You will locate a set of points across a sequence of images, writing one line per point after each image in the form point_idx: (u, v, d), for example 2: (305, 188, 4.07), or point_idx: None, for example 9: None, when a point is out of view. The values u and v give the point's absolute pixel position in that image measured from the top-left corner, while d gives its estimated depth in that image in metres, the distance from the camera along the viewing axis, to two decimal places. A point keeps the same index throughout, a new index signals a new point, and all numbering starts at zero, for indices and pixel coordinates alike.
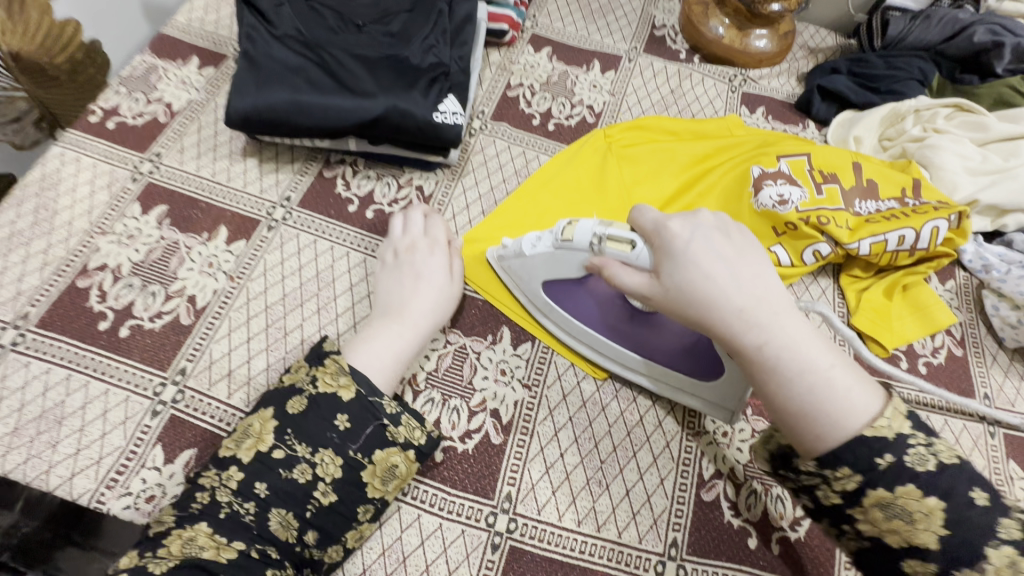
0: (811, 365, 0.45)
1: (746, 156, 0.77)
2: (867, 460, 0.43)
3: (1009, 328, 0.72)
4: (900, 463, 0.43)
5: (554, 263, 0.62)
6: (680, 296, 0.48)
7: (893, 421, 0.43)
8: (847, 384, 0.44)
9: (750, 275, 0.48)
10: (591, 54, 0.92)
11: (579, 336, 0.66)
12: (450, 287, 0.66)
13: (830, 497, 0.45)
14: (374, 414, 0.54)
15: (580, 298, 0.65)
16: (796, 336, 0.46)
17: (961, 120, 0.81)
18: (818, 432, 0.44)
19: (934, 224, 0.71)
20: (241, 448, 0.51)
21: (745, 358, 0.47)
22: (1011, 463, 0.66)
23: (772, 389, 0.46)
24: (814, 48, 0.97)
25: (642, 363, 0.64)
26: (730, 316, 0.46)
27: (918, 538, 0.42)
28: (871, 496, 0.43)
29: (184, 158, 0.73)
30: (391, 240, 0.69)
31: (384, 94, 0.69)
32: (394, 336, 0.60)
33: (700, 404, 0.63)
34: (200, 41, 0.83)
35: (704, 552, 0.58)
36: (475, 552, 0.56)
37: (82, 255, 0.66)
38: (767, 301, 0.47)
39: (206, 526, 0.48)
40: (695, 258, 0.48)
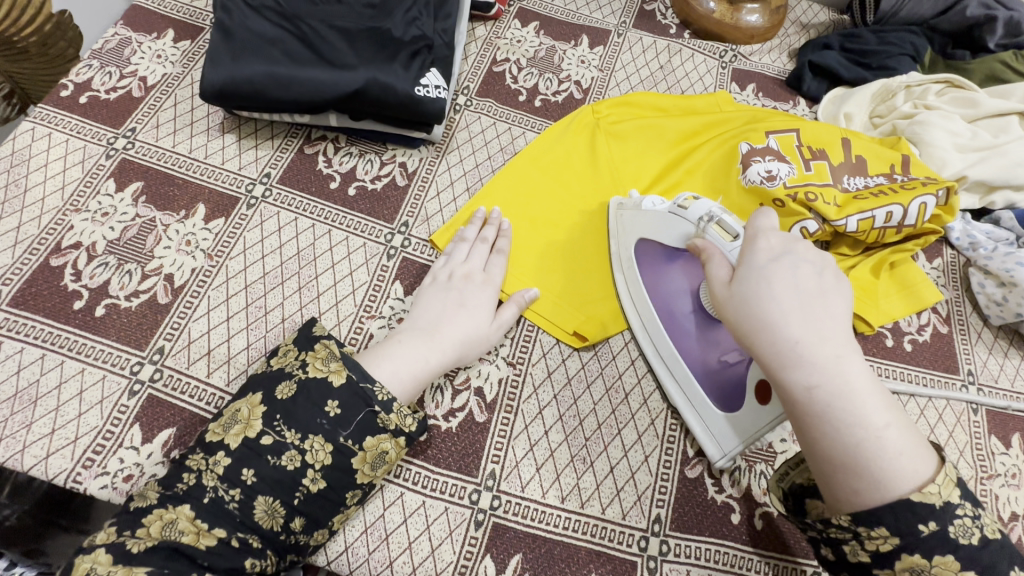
0: (867, 422, 0.42)
1: (735, 132, 0.75)
2: (910, 526, 0.42)
3: (994, 305, 0.72)
4: (943, 532, 0.42)
5: (659, 225, 0.64)
6: (742, 312, 0.47)
7: (943, 489, 0.42)
8: (898, 449, 0.42)
9: (823, 312, 0.45)
10: (579, 29, 0.90)
11: (636, 304, 0.67)
12: (489, 325, 0.63)
13: (858, 555, 0.45)
14: (365, 400, 0.52)
15: (665, 275, 0.66)
16: (855, 388, 0.43)
17: (952, 96, 0.80)
18: (857, 487, 0.43)
19: (922, 200, 0.70)
20: (228, 433, 0.50)
21: (790, 396, 0.44)
22: (992, 438, 0.67)
23: (814, 434, 0.44)
24: (807, 23, 0.95)
25: (675, 359, 0.63)
26: (786, 349, 0.44)
27: None
28: (905, 562, 0.43)
29: (160, 134, 0.71)
30: (450, 260, 0.66)
31: (365, 66, 0.67)
32: (418, 357, 0.57)
33: (698, 429, 0.61)
34: (176, 14, 0.80)
35: (687, 528, 0.58)
36: (459, 529, 0.56)
37: (56, 233, 0.64)
38: (832, 345, 0.44)
39: (189, 509, 0.47)
40: (772, 282, 0.47)
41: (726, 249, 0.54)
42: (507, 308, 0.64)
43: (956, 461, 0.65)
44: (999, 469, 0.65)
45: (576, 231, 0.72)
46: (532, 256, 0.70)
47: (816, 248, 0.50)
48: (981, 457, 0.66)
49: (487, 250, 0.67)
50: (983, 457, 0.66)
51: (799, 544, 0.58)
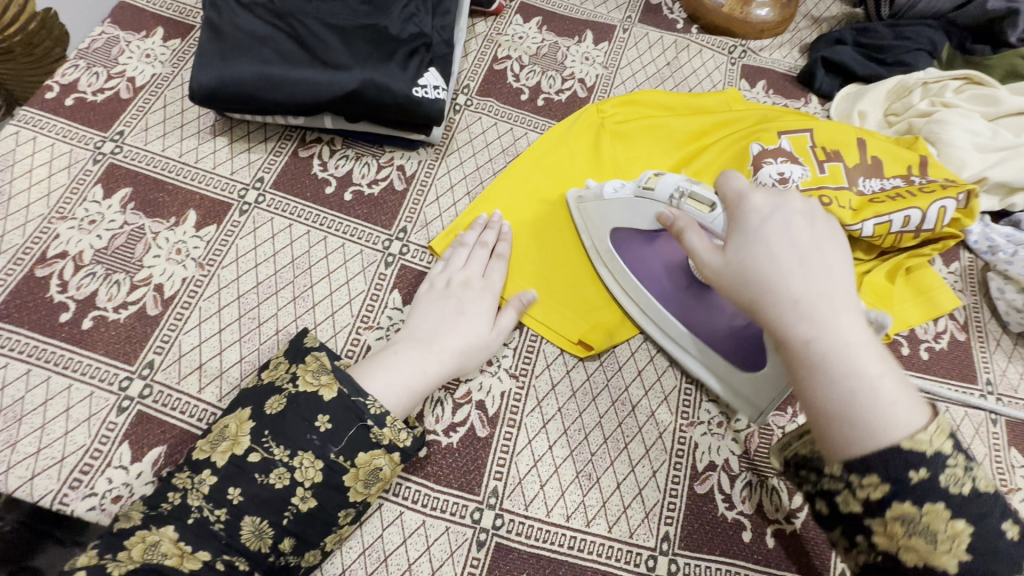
0: (862, 371, 0.40)
1: (746, 132, 0.73)
2: (899, 472, 0.38)
3: (1015, 312, 0.69)
4: (935, 480, 0.38)
5: (629, 211, 0.61)
6: (737, 271, 0.45)
7: (934, 438, 0.38)
8: (895, 398, 0.39)
9: (818, 266, 0.43)
10: (583, 24, 0.87)
11: (628, 291, 0.65)
12: (488, 333, 0.60)
13: (849, 505, 0.41)
14: (358, 414, 0.50)
15: (648, 256, 0.64)
16: (853, 339, 0.41)
17: (971, 94, 0.77)
18: (849, 440, 0.40)
19: (942, 204, 0.67)
20: (215, 451, 0.48)
21: (786, 350, 0.42)
22: (1012, 451, 0.64)
23: (807, 388, 0.41)
24: (819, 17, 0.92)
25: (685, 335, 0.62)
26: (782, 303, 0.42)
27: (938, 562, 0.38)
28: (895, 509, 0.39)
29: (149, 138, 0.69)
30: (446, 267, 0.64)
31: (359, 66, 0.65)
32: (415, 370, 0.55)
33: (728, 396, 0.60)
34: (165, 11, 0.78)
35: (696, 546, 0.56)
36: (460, 549, 0.55)
37: (41, 242, 0.62)
38: (828, 296, 0.42)
39: (173, 531, 0.45)
40: (765, 236, 0.45)
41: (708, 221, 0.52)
42: (506, 312, 0.62)
43: None
44: (1019, 483, 0.63)
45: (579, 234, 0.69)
46: (534, 261, 0.67)
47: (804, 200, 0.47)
48: (1000, 471, 0.63)
49: (486, 256, 0.65)
50: (1003, 470, 0.63)
51: (817, 561, 0.56)
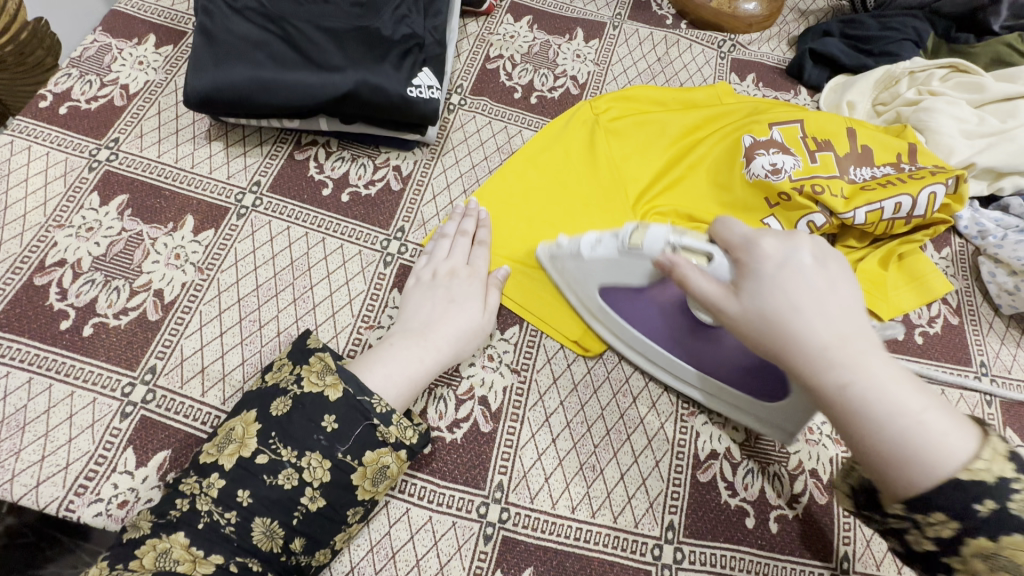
0: (902, 408, 0.39)
1: (738, 124, 0.73)
2: (964, 506, 0.37)
3: (1006, 295, 0.70)
4: (1004, 510, 0.37)
5: (616, 269, 0.57)
6: (761, 320, 0.44)
7: (993, 463, 0.38)
8: (944, 429, 0.38)
9: (840, 304, 0.43)
10: (573, 22, 0.88)
11: (635, 343, 0.62)
12: (481, 317, 0.61)
13: (922, 544, 0.40)
14: (364, 414, 0.50)
15: (641, 307, 0.60)
16: (889, 377, 0.40)
17: (957, 82, 0.79)
18: (908, 480, 0.39)
19: (931, 189, 0.68)
20: (223, 454, 0.48)
21: (823, 398, 0.41)
22: (1008, 431, 0.65)
23: (854, 434, 0.40)
24: (805, 10, 0.93)
25: (699, 376, 0.60)
26: (814, 348, 0.41)
27: None
28: (974, 545, 0.38)
29: (144, 144, 0.69)
30: (431, 259, 0.64)
31: (353, 67, 0.65)
32: (412, 359, 0.55)
33: (756, 425, 0.59)
34: (156, 18, 0.78)
35: (701, 534, 0.57)
36: (467, 544, 0.55)
37: (39, 250, 0.62)
38: (854, 339, 0.41)
39: (183, 537, 0.45)
40: (782, 283, 0.44)
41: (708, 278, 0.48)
42: (493, 294, 0.63)
43: None
44: None
45: (576, 229, 0.70)
46: (533, 256, 0.68)
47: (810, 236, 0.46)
48: None
49: (469, 243, 0.65)
50: None
51: (819, 544, 0.57)
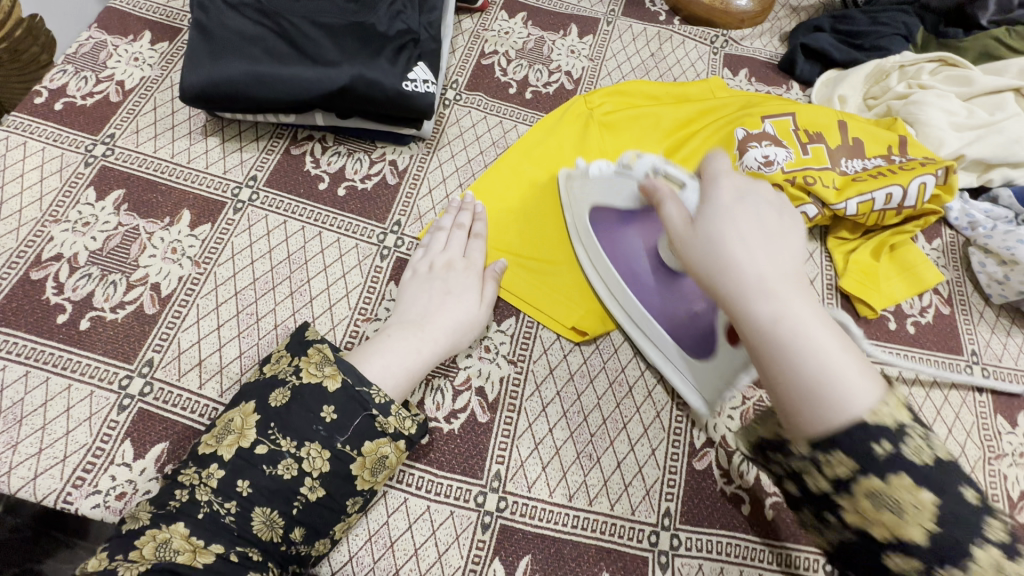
0: (823, 347, 0.38)
1: (731, 117, 0.74)
2: (862, 446, 0.35)
3: (995, 284, 0.71)
4: (898, 453, 0.35)
5: (611, 190, 0.65)
6: (706, 244, 0.44)
7: (892, 409, 0.36)
8: (859, 372, 0.37)
9: (780, 245, 0.44)
10: (567, 18, 0.88)
11: (602, 273, 0.66)
12: (477, 308, 0.61)
13: (818, 485, 0.37)
14: (362, 404, 0.50)
15: (623, 235, 0.64)
16: (815, 315, 0.39)
17: (946, 75, 0.80)
18: (824, 415, 0.37)
19: (921, 180, 0.69)
20: (221, 444, 0.48)
21: (751, 325, 0.40)
22: (999, 418, 0.66)
23: (775, 366, 0.39)
24: (797, 6, 0.94)
25: (647, 319, 0.63)
26: (748, 275, 0.41)
27: (906, 534, 0.35)
28: (863, 486, 0.35)
29: (140, 140, 0.69)
30: (427, 252, 0.64)
31: (349, 62, 0.65)
32: (410, 350, 0.56)
33: (681, 383, 0.61)
34: (151, 15, 0.78)
35: (697, 521, 0.57)
36: (465, 533, 0.55)
37: (35, 245, 0.62)
38: (788, 277, 0.42)
39: (183, 526, 0.45)
40: (734, 214, 0.45)
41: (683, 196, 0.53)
42: (489, 286, 0.64)
43: (963, 442, 0.64)
44: (1006, 448, 0.65)
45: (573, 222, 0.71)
46: (529, 249, 0.69)
47: (772, 188, 0.49)
48: (988, 437, 0.65)
49: (465, 236, 0.66)
50: (990, 437, 0.65)
51: None
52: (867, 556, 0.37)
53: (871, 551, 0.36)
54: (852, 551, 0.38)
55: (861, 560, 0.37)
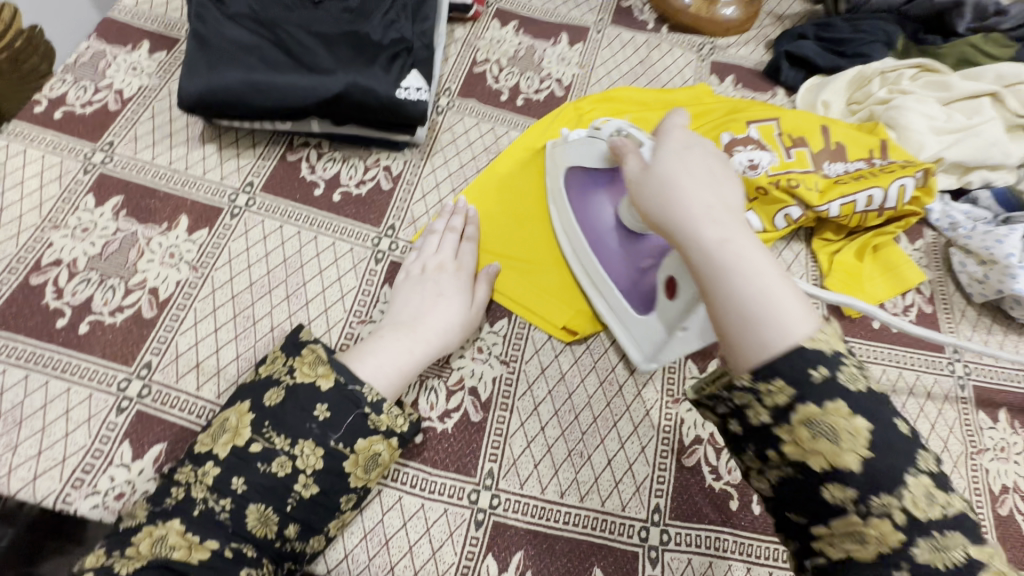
0: (766, 273, 0.39)
1: (717, 123, 0.76)
2: (800, 372, 0.36)
3: (976, 284, 0.73)
4: (834, 378, 0.36)
5: (581, 150, 0.65)
6: (660, 184, 0.45)
7: (830, 339, 0.38)
8: (797, 298, 0.39)
9: (728, 184, 0.45)
10: (558, 27, 0.90)
11: (567, 232, 0.69)
12: (468, 310, 0.63)
13: (759, 416, 0.38)
14: (355, 403, 0.52)
15: (586, 195, 0.66)
16: (758, 245, 0.41)
17: (925, 81, 0.82)
18: (765, 340, 0.37)
19: (901, 182, 0.71)
20: (217, 443, 0.50)
21: (700, 254, 0.41)
22: (981, 414, 0.68)
23: (720, 294, 0.40)
24: (781, 14, 0.97)
25: (600, 275, 0.65)
26: (697, 207, 0.42)
27: (841, 459, 0.35)
28: (801, 413, 0.36)
29: (138, 147, 0.70)
30: (419, 255, 0.66)
31: (343, 70, 0.67)
32: (402, 350, 0.57)
33: (625, 339, 0.64)
34: (150, 26, 0.79)
35: (686, 516, 0.58)
36: (459, 530, 0.56)
37: (35, 251, 0.63)
38: (733, 210, 0.43)
39: (178, 524, 0.46)
40: (685, 156, 0.46)
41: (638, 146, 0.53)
42: (480, 287, 0.65)
43: (945, 437, 0.66)
44: (988, 443, 0.66)
45: None
46: (520, 251, 0.70)
47: None
48: (970, 433, 0.67)
49: (456, 239, 0.67)
50: (972, 432, 0.67)
51: None
52: (805, 492, 0.37)
53: (808, 486, 0.36)
54: (791, 489, 0.37)
55: (799, 498, 0.37)
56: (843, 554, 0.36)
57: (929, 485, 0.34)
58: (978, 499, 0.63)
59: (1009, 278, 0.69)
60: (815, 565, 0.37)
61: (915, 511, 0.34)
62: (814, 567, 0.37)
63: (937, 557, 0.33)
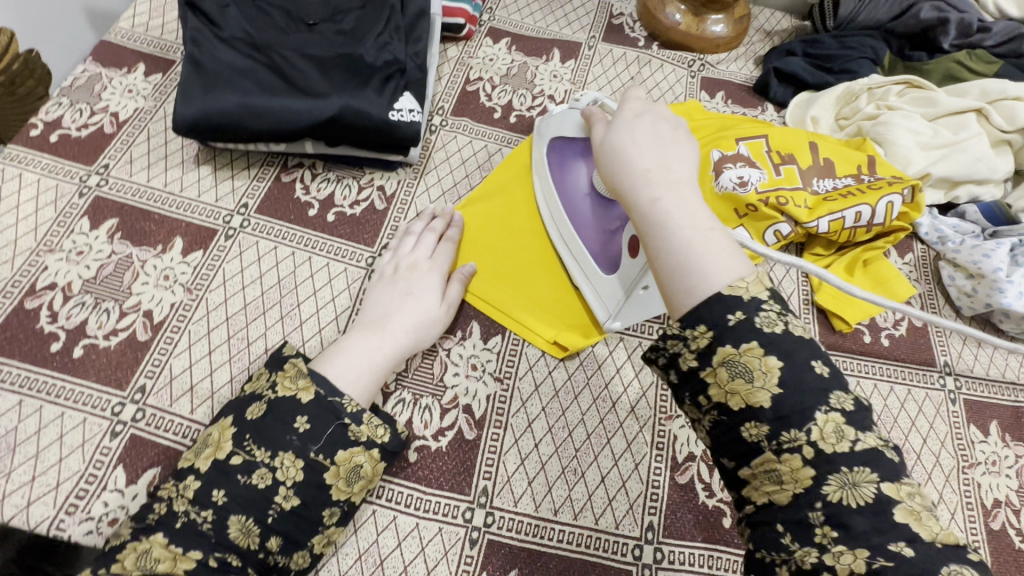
0: (694, 225, 0.43)
1: (707, 139, 0.77)
2: (719, 317, 0.39)
3: (965, 297, 0.74)
4: (750, 321, 0.39)
5: (560, 121, 0.71)
6: (609, 154, 0.51)
7: (752, 287, 0.40)
8: (723, 246, 0.42)
9: (672, 149, 0.49)
10: (550, 44, 0.92)
11: (546, 198, 0.73)
12: (438, 308, 0.64)
13: (687, 362, 0.41)
14: (335, 414, 0.52)
15: (566, 163, 0.71)
16: (690, 202, 0.45)
17: (912, 96, 0.83)
18: (689, 286, 0.41)
19: (888, 199, 0.72)
20: (199, 458, 0.50)
21: (637, 213, 0.46)
22: (972, 427, 0.68)
23: (654, 244, 0.44)
24: (770, 31, 0.98)
25: (572, 238, 0.69)
26: (636, 172, 0.47)
27: (755, 398, 0.38)
28: (719, 354, 0.39)
29: (134, 169, 0.71)
30: (393, 255, 0.67)
31: (337, 93, 0.68)
32: (370, 348, 0.58)
33: (591, 298, 0.68)
34: (144, 47, 0.80)
35: (679, 534, 0.58)
36: (453, 549, 0.56)
37: (30, 274, 0.63)
38: (673, 172, 0.47)
39: (162, 537, 0.46)
40: (633, 129, 0.51)
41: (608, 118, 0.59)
42: (453, 286, 0.66)
43: (937, 451, 0.66)
44: (979, 457, 0.67)
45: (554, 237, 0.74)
46: (513, 267, 0.71)
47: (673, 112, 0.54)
48: (962, 446, 0.67)
49: (435, 240, 0.69)
50: (964, 445, 0.67)
51: None
52: (729, 435, 0.40)
53: (732, 427, 0.40)
54: (720, 433, 0.40)
55: (726, 442, 0.40)
56: (765, 498, 0.38)
57: (838, 422, 0.37)
58: (971, 513, 0.63)
59: (998, 292, 0.70)
60: (745, 511, 0.40)
61: (823, 446, 0.37)
62: (746, 516, 0.40)
63: (843, 491, 0.36)
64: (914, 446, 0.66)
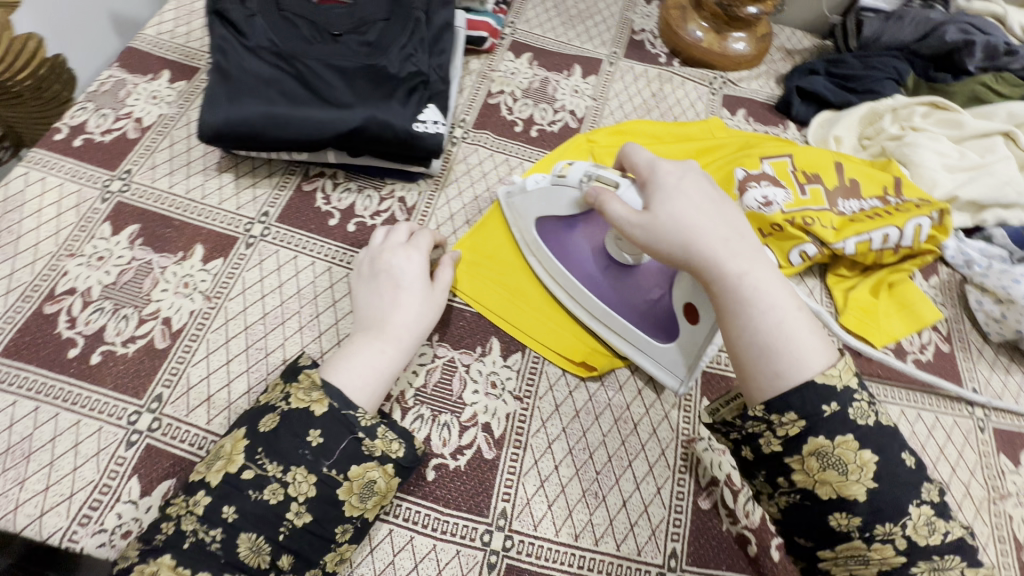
0: (779, 303, 0.46)
1: (730, 159, 0.77)
2: (813, 406, 0.42)
3: (994, 322, 0.72)
4: (843, 413, 0.42)
5: (546, 201, 0.67)
6: (671, 223, 0.50)
7: (843, 374, 0.43)
8: (807, 323, 0.46)
9: (730, 214, 0.51)
10: (571, 59, 0.92)
11: (557, 279, 0.70)
12: (431, 293, 0.63)
13: (771, 446, 0.44)
14: (348, 427, 0.51)
15: (571, 242, 0.68)
16: (771, 278, 0.48)
17: (937, 118, 0.83)
18: (780, 369, 0.44)
19: (916, 222, 0.71)
20: (210, 471, 0.49)
21: (724, 290, 0.47)
22: (1002, 457, 0.67)
23: (745, 323, 0.46)
24: (791, 49, 0.98)
25: (608, 314, 0.66)
26: (714, 245, 0.48)
27: (848, 490, 0.41)
28: (812, 445, 0.42)
29: (156, 175, 0.71)
30: (369, 248, 0.66)
31: (361, 104, 0.68)
32: (373, 353, 0.57)
33: (653, 367, 0.65)
34: (170, 54, 0.81)
35: (703, 562, 0.57)
36: (471, 572, 0.55)
37: (49, 279, 0.63)
38: (747, 241, 0.49)
39: (169, 558, 0.45)
40: (686, 192, 0.51)
41: (618, 194, 0.55)
42: (442, 272, 0.65)
43: (967, 481, 0.64)
44: (1011, 489, 0.65)
45: None
46: (532, 287, 0.71)
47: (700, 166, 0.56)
48: (992, 477, 0.65)
49: (409, 228, 0.68)
50: (995, 477, 0.65)
51: None
52: (812, 519, 0.43)
53: (819, 514, 0.42)
54: (797, 513, 0.43)
55: (807, 523, 0.43)
56: (847, 574, 0.42)
57: (928, 514, 0.41)
58: (1004, 547, 0.61)
59: None
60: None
61: (916, 538, 0.41)
62: None
63: (930, 573, 0.40)
64: (944, 476, 0.64)
